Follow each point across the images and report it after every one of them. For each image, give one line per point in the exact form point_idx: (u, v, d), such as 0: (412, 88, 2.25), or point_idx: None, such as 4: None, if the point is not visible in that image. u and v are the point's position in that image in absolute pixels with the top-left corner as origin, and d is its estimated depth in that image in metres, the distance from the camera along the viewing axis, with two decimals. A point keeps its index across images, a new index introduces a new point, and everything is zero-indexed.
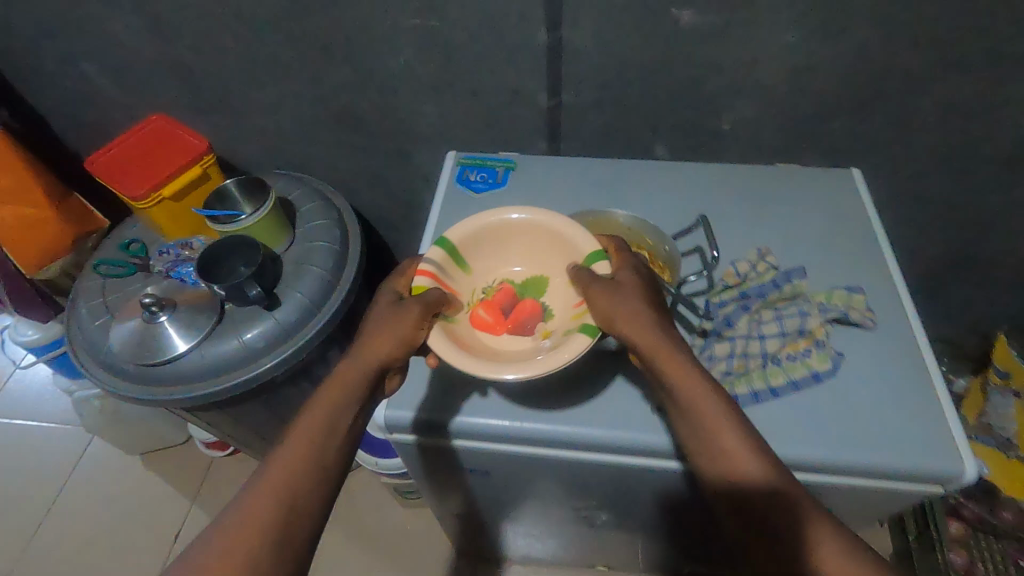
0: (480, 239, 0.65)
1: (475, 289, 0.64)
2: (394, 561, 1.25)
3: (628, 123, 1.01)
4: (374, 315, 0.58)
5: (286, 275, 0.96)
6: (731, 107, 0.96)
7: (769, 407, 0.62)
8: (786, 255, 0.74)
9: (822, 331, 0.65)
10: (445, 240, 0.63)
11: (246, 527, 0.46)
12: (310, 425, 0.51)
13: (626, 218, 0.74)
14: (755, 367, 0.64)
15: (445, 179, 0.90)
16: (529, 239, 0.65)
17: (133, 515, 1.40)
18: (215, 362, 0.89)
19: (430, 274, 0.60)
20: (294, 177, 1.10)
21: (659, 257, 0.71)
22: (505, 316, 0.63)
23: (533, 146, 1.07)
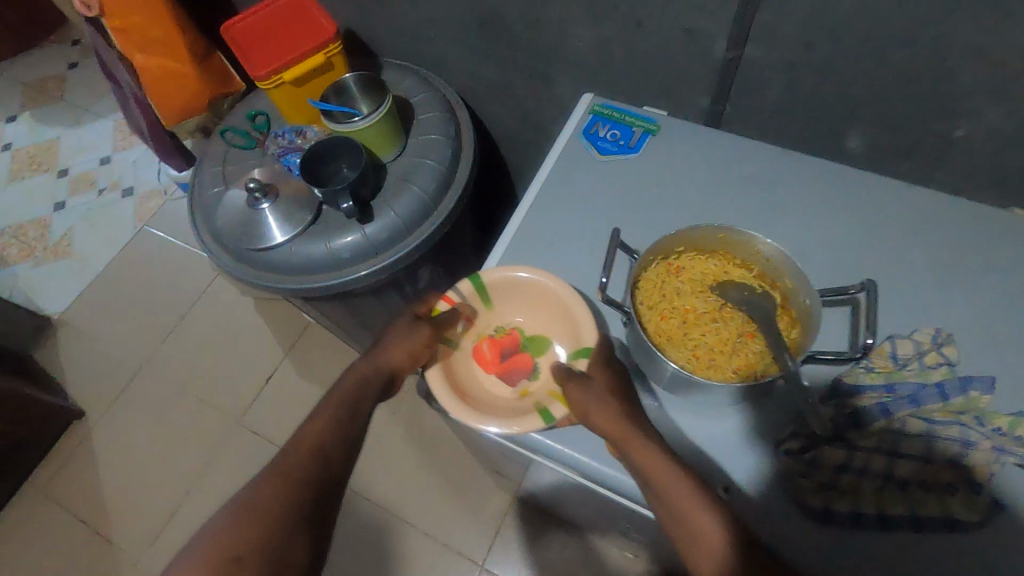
0: (512, 285, 0.61)
1: (488, 324, 0.62)
2: (437, 472, 1.30)
3: (821, 101, 0.78)
4: (389, 324, 0.63)
5: (386, 188, 0.91)
6: (976, 111, 0.70)
7: (866, 537, 0.49)
8: (973, 349, 0.55)
9: (983, 472, 0.49)
10: (479, 275, 0.61)
11: (275, 485, 0.50)
12: (337, 404, 0.57)
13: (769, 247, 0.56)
14: (869, 491, 0.50)
15: (571, 128, 0.76)
16: (544, 299, 0.61)
17: (238, 349, 1.58)
18: (303, 260, 0.89)
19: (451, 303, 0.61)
20: (424, 79, 1.02)
21: (793, 307, 0.56)
22: (501, 360, 0.60)
23: (692, 101, 0.88)
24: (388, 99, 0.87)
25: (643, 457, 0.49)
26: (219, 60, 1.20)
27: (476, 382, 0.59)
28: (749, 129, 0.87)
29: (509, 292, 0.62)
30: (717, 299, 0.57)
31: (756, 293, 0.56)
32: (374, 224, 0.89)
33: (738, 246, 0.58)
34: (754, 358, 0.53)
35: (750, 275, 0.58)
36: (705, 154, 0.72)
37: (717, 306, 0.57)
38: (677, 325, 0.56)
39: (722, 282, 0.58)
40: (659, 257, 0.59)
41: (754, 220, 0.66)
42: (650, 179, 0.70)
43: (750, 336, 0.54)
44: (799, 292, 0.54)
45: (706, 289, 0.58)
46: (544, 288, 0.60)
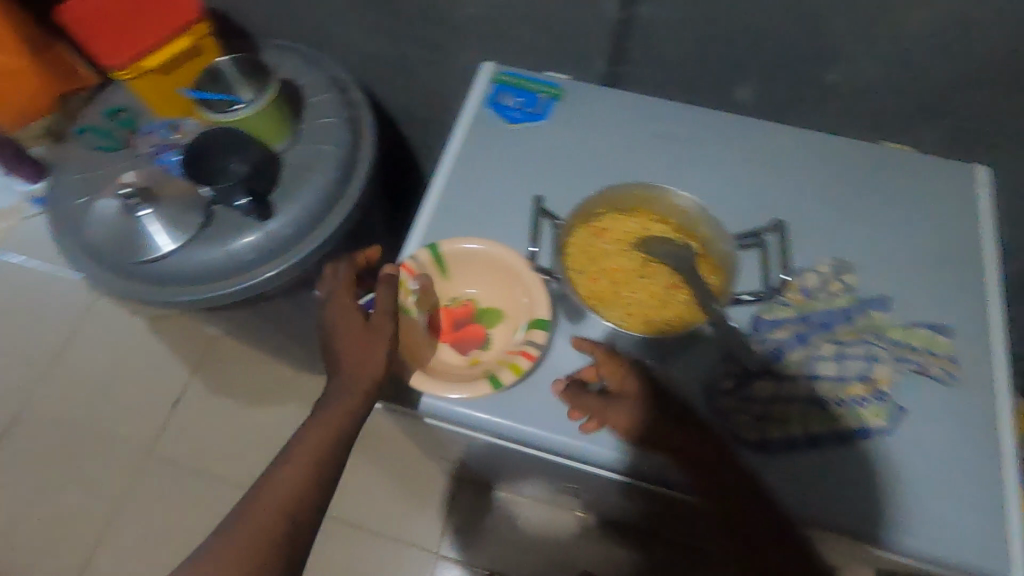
0: (471, 256, 0.58)
1: (445, 294, 0.59)
2: (379, 470, 1.26)
3: (710, 55, 0.82)
4: (336, 326, 0.56)
5: (284, 179, 0.84)
6: (845, 55, 0.76)
7: (800, 461, 0.52)
8: (868, 273, 0.61)
9: (886, 381, 0.55)
10: (439, 245, 0.58)
11: (248, 529, 0.50)
12: (317, 432, 0.52)
13: (683, 202, 0.58)
14: (799, 413, 0.53)
15: (476, 98, 0.74)
16: (494, 269, 0.58)
17: (136, 375, 1.43)
18: (201, 267, 0.81)
19: (409, 269, 0.57)
20: (310, 58, 0.94)
21: (712, 253, 0.58)
22: (454, 329, 0.58)
23: (590, 64, 0.89)
24: (273, 85, 0.80)
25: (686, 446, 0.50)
26: (61, 51, 1.05)
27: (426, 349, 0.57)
28: (648, 87, 0.89)
29: (466, 264, 0.59)
30: (642, 255, 0.58)
31: (677, 245, 0.58)
32: (276, 220, 0.82)
33: (655, 201, 0.59)
34: (683, 307, 0.55)
35: (669, 229, 0.60)
36: (612, 114, 0.72)
37: (643, 262, 0.58)
38: (608, 285, 0.57)
39: (645, 238, 0.59)
40: (583, 220, 0.59)
41: (666, 176, 0.68)
42: (564, 144, 0.70)
43: (677, 286, 0.56)
44: (717, 240, 0.57)
45: (630, 246, 0.59)
46: (492, 256, 0.58)
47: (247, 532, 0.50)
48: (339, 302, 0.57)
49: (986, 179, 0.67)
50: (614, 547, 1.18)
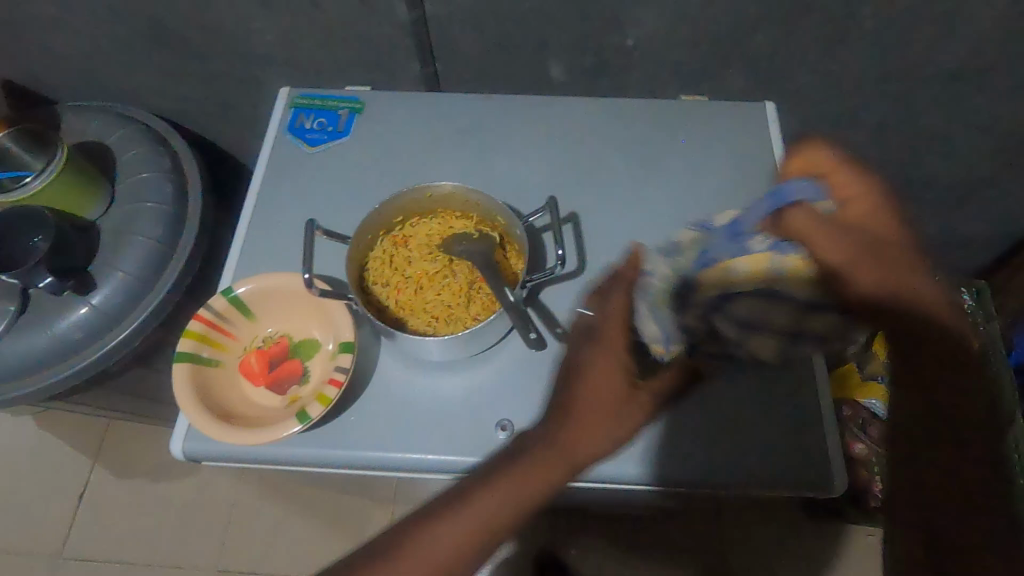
0: (272, 292, 0.57)
1: (256, 336, 0.57)
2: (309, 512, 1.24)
3: (512, 41, 0.82)
4: (589, 377, 0.50)
5: (104, 247, 0.80)
6: (632, 18, 0.78)
7: (646, 332, 0.53)
8: (668, 230, 0.66)
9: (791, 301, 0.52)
10: (234, 288, 0.56)
11: (498, 499, 0.47)
12: (583, 422, 0.49)
13: (473, 194, 0.58)
14: (677, 278, 0.55)
15: (275, 127, 0.72)
16: (299, 302, 0.57)
17: (31, 475, 1.33)
18: (28, 356, 0.76)
19: (205, 322, 0.55)
20: (117, 114, 0.89)
21: (511, 239, 0.58)
22: (269, 370, 0.56)
23: (405, 69, 0.88)
24: (61, 149, 0.76)
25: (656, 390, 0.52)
26: None
27: (240, 397, 0.55)
28: (466, 83, 0.89)
29: (270, 301, 0.57)
30: (445, 256, 0.58)
31: (475, 237, 0.58)
32: (100, 292, 0.78)
33: (448, 198, 0.60)
34: (488, 300, 0.57)
35: (472, 224, 0.60)
36: (416, 119, 0.72)
37: (445, 262, 0.58)
38: (413, 292, 0.58)
39: (445, 238, 0.59)
40: (382, 232, 0.60)
41: (474, 171, 0.69)
42: (370, 158, 0.70)
43: (481, 281, 0.57)
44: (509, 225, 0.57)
45: (432, 249, 0.59)
46: (293, 290, 0.57)
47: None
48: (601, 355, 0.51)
49: (771, 113, 0.73)
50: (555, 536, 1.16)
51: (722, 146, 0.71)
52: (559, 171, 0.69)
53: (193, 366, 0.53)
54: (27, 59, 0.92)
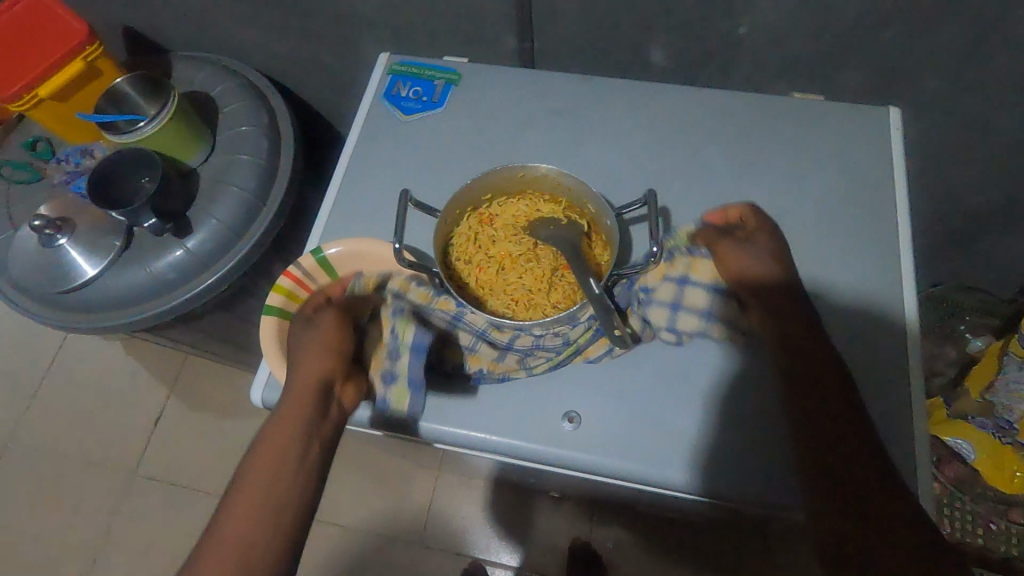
0: (358, 257, 0.58)
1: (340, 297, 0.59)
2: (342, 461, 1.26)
3: (616, 21, 0.79)
4: (304, 340, 0.55)
5: (201, 194, 0.84)
6: (749, 5, 0.73)
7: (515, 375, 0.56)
8: None
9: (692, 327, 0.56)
10: (324, 249, 0.57)
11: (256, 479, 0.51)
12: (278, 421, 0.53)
13: (566, 178, 0.58)
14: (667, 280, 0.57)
15: (371, 93, 0.72)
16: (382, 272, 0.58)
17: (116, 397, 1.45)
18: (127, 290, 0.82)
19: (295, 279, 0.57)
20: (222, 67, 0.93)
21: (601, 231, 0.59)
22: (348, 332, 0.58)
23: (501, 42, 0.86)
24: (173, 98, 0.79)
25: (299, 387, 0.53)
26: None
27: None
28: (561, 61, 0.87)
29: (356, 266, 0.58)
30: (530, 240, 0.59)
31: (563, 224, 0.58)
32: (195, 237, 0.82)
33: (540, 181, 0.60)
34: (569, 290, 0.57)
35: (560, 209, 0.61)
36: (512, 95, 0.71)
37: (530, 246, 0.59)
38: (495, 272, 0.59)
39: (532, 222, 0.60)
40: (469, 209, 0.61)
41: (565, 155, 0.67)
42: (461, 132, 0.69)
43: (565, 268, 0.58)
44: (601, 216, 0.57)
45: (518, 230, 0.60)
46: (379, 259, 0.58)
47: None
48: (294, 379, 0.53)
49: (894, 120, 0.67)
50: (594, 528, 1.17)
51: (833, 152, 0.66)
52: (653, 161, 0.66)
53: (280, 321, 0.55)
54: (147, 9, 0.97)
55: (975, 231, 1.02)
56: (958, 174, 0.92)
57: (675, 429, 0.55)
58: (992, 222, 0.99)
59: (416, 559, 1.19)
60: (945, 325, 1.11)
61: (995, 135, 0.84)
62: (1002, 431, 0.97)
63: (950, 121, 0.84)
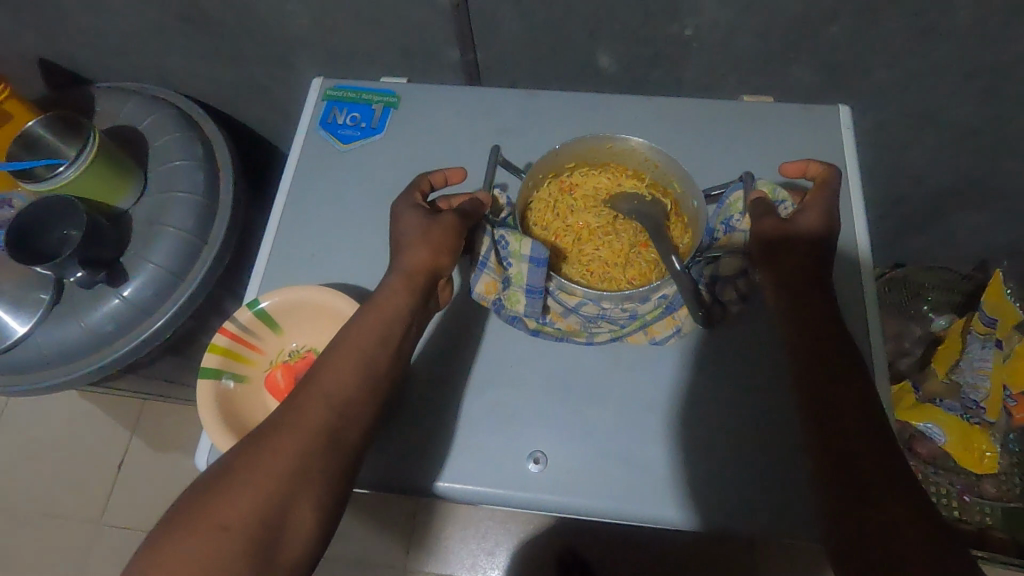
0: (297, 305, 0.54)
1: (284, 350, 0.55)
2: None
3: (559, 28, 0.76)
4: (413, 231, 0.52)
5: (136, 237, 0.79)
6: (693, 7, 0.71)
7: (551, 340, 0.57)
8: None
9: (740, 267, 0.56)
10: (259, 301, 0.53)
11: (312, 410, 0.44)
12: (347, 345, 0.47)
13: (654, 152, 0.54)
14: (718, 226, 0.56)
15: (306, 122, 0.68)
16: (326, 319, 0.54)
17: (76, 443, 1.38)
18: (62, 346, 0.76)
19: (230, 336, 0.53)
20: (150, 98, 0.87)
21: (684, 211, 0.55)
22: (296, 386, 0.54)
23: (443, 55, 0.83)
24: (93, 137, 0.74)
25: (385, 302, 0.49)
26: None
27: (266, 415, 0.53)
28: (506, 72, 0.84)
29: (297, 315, 0.55)
30: (609, 213, 0.55)
31: (646, 201, 0.55)
32: (131, 284, 0.77)
33: (628, 153, 0.56)
34: (648, 267, 0.53)
35: (642, 185, 0.57)
36: (454, 117, 0.67)
37: (610, 221, 0.55)
38: (572, 243, 0.55)
39: (614, 194, 0.56)
40: (550, 174, 0.57)
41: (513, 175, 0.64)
42: (404, 158, 0.66)
43: (644, 246, 0.54)
44: (687, 196, 0.54)
45: (599, 201, 0.56)
46: (322, 308, 0.54)
47: (252, 484, 0.40)
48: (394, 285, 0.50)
49: (845, 118, 0.66)
50: (579, 538, 1.16)
51: (786, 155, 0.65)
52: None
53: (219, 383, 0.52)
54: (63, 40, 0.90)
55: (931, 213, 1.03)
56: (910, 158, 0.92)
57: (643, 461, 0.53)
58: (947, 204, 1.00)
59: None
60: (907, 307, 1.12)
61: (945, 120, 0.84)
62: (969, 410, 0.98)
63: (899, 109, 0.84)
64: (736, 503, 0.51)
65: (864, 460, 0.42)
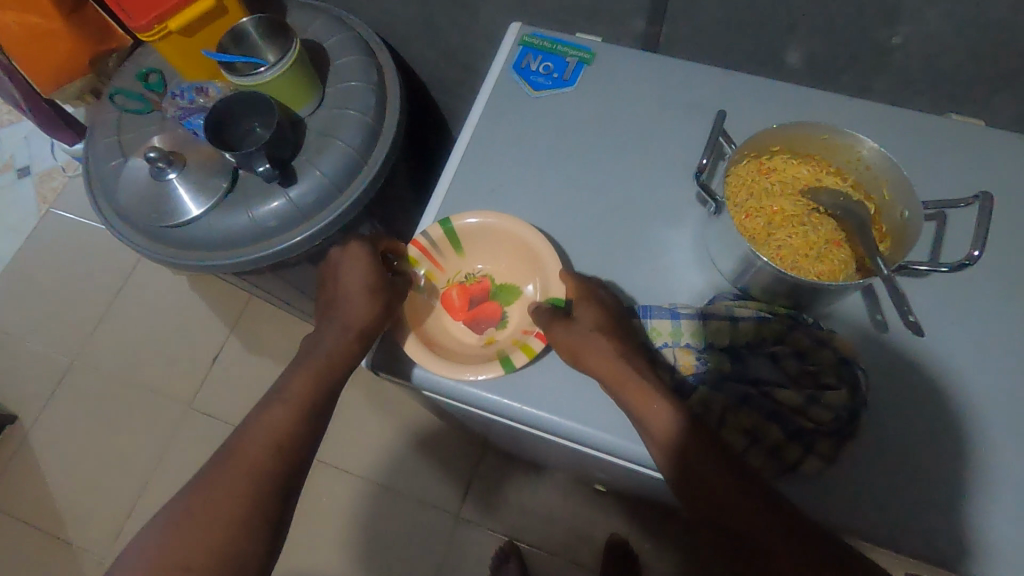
0: (482, 232, 0.60)
1: (462, 271, 0.62)
2: (373, 412, 1.28)
3: (759, 16, 0.75)
4: (351, 271, 0.58)
5: (308, 145, 0.84)
6: (913, 15, 0.68)
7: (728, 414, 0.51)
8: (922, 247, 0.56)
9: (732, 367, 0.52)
10: (456, 222, 0.59)
11: (271, 426, 0.53)
12: (308, 367, 0.56)
13: (874, 155, 0.53)
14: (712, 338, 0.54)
15: (501, 64, 0.70)
16: (514, 251, 0.60)
17: (180, 329, 1.49)
18: (225, 233, 0.82)
19: (422, 249, 0.59)
20: (337, 18, 0.91)
21: (887, 221, 0.53)
22: (468, 307, 0.61)
23: (628, 23, 0.83)
24: (295, 45, 0.78)
25: (347, 321, 0.56)
26: (92, 11, 1.03)
27: (442, 329, 0.60)
28: (687, 51, 0.83)
29: (478, 242, 0.60)
30: (807, 205, 0.55)
31: (850, 200, 0.53)
32: (298, 187, 0.82)
33: (840, 150, 0.55)
34: (838, 265, 0.52)
35: (845, 185, 0.56)
36: (646, 83, 0.67)
37: (807, 212, 0.54)
38: (762, 226, 0.54)
39: (813, 186, 0.55)
40: (752, 153, 0.56)
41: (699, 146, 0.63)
42: (591, 114, 0.66)
43: (838, 244, 0.53)
44: (898, 204, 0.52)
45: (797, 190, 0.56)
46: (514, 241, 0.59)
47: (222, 486, 0.50)
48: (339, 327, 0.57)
49: None
50: (632, 525, 1.17)
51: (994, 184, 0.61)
52: None
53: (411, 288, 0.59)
54: None
55: None
56: None
57: None
58: None
59: (450, 532, 1.18)
60: None
61: None
62: None
63: None
64: (704, 455, 0.48)
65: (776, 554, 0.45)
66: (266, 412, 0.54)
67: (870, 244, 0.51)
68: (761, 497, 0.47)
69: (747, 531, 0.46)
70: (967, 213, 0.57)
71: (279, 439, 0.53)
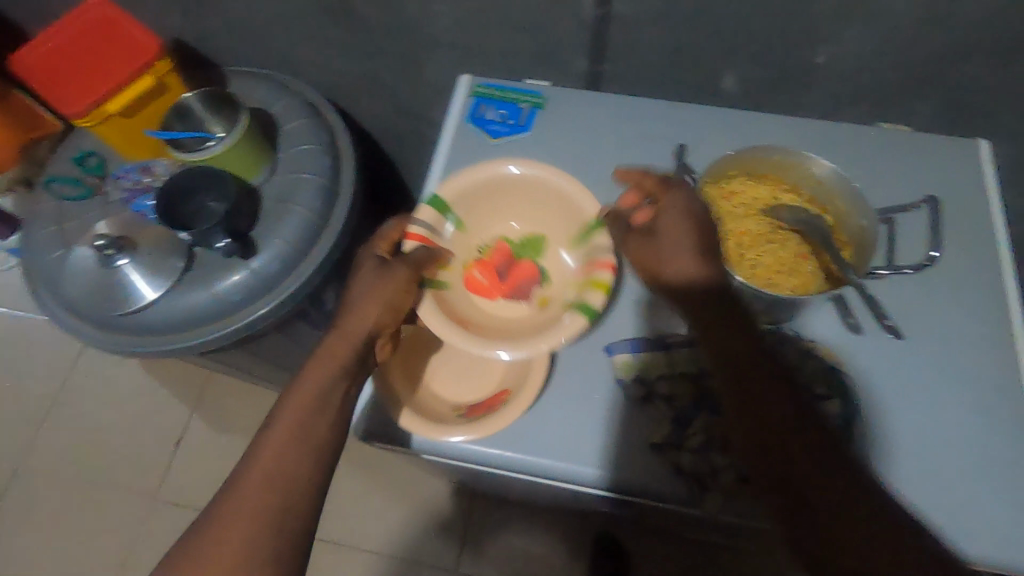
0: (489, 189, 0.60)
1: (472, 247, 0.61)
2: (354, 475, 1.22)
3: (694, 48, 0.79)
4: (361, 276, 0.57)
5: (266, 213, 0.82)
6: (832, 36, 0.73)
7: None
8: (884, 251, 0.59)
9: None
10: (446, 200, 0.59)
11: (252, 490, 0.47)
12: (291, 412, 0.51)
13: (825, 171, 0.56)
14: (706, 359, 0.55)
15: (455, 116, 0.71)
16: (531, 202, 0.61)
17: (136, 416, 1.40)
18: (187, 313, 0.78)
19: (421, 238, 0.58)
20: (280, 84, 0.90)
21: (847, 231, 0.56)
22: (500, 278, 0.61)
23: (572, 63, 0.85)
24: (243, 116, 0.77)
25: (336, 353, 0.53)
26: (18, 99, 1.05)
27: (485, 308, 0.59)
28: (629, 85, 0.87)
29: (487, 208, 0.61)
30: (771, 222, 0.57)
31: (810, 214, 0.56)
32: (260, 257, 0.79)
33: (793, 169, 0.58)
34: (810, 278, 0.54)
35: (801, 200, 0.59)
36: (598, 121, 0.69)
37: (772, 228, 0.57)
38: (734, 248, 0.56)
39: (774, 205, 0.58)
40: (713, 180, 0.59)
41: (659, 176, 0.65)
42: (551, 156, 0.68)
43: (806, 257, 0.55)
44: (854, 214, 0.55)
45: (759, 210, 0.58)
46: (528, 189, 0.60)
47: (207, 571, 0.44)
48: (330, 362, 0.53)
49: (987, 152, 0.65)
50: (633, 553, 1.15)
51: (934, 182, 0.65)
52: None
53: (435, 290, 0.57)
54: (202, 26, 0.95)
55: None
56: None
57: None
58: None
59: None
60: None
61: None
62: None
63: None
64: (754, 390, 0.48)
65: (825, 490, 0.44)
66: (248, 471, 0.48)
67: (837, 254, 0.54)
68: (809, 432, 0.46)
69: (808, 491, 0.44)
70: (918, 215, 0.60)
71: (266, 503, 0.47)
